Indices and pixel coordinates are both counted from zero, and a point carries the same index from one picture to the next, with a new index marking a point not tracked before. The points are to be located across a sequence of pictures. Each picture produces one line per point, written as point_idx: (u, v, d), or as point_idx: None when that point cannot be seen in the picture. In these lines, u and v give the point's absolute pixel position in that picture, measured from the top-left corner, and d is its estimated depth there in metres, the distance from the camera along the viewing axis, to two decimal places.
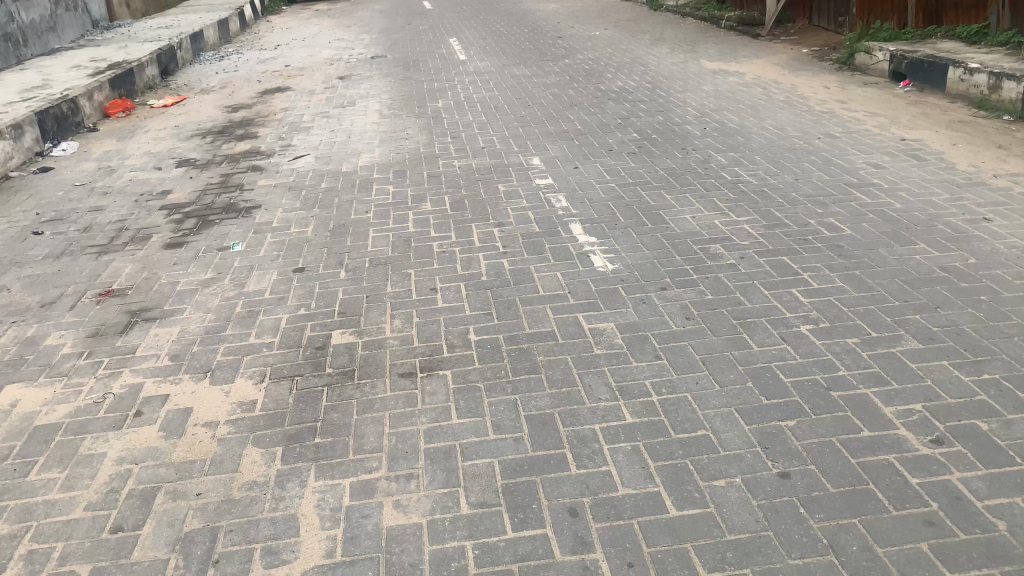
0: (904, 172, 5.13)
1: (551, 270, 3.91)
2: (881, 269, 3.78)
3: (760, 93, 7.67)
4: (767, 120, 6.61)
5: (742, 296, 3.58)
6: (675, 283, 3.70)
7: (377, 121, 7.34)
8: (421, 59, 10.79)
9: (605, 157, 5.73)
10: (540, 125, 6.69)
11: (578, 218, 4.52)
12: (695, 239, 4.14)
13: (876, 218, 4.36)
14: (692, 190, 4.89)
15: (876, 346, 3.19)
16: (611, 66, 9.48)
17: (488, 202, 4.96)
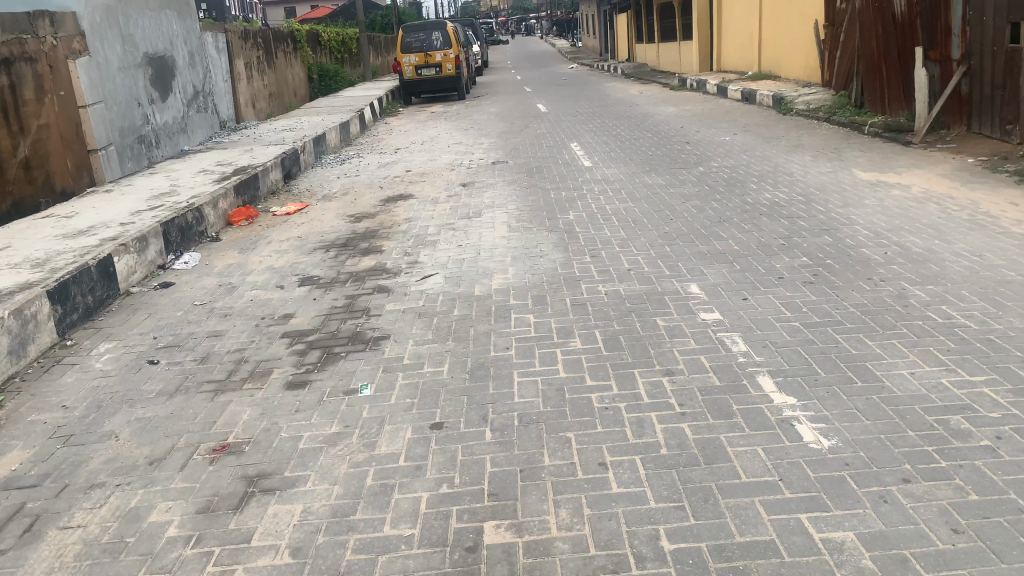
0: None
1: (749, 442, 3.18)
2: None
3: (936, 209, 7.22)
4: (957, 244, 5.99)
5: (1021, 500, 2.63)
6: (920, 475, 2.82)
7: (507, 235, 6.89)
8: (545, 165, 10.49)
9: (775, 286, 5.18)
10: (690, 245, 6.26)
11: (765, 367, 3.92)
12: (923, 403, 3.43)
13: None
14: (898, 335, 4.24)
15: None
16: (753, 178, 9.05)
17: (649, 340, 4.36)
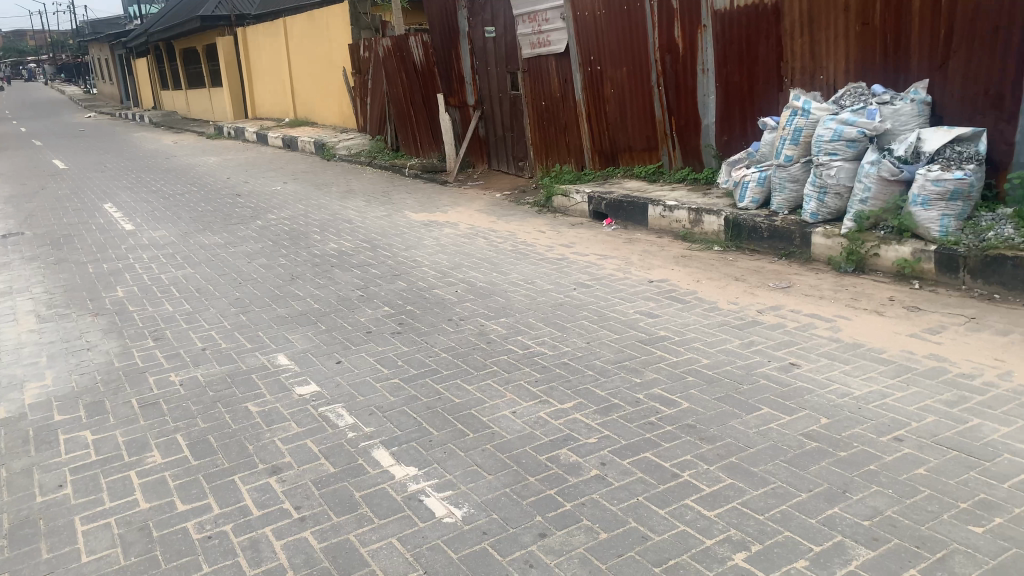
0: (676, 317, 5.17)
1: (382, 535, 2.89)
2: (755, 449, 3.30)
3: (484, 243, 7.82)
4: (511, 274, 6.53)
5: (641, 526, 2.83)
6: (553, 524, 2.88)
7: (35, 327, 5.58)
8: (73, 233, 8.94)
9: (365, 343, 4.98)
10: (266, 310, 5.77)
11: (377, 439, 3.66)
12: (532, 443, 3.52)
13: (698, 379, 4.08)
14: (490, 373, 4.36)
15: (831, 567, 2.54)
16: (314, 228, 8.86)
17: (243, 434, 3.78)
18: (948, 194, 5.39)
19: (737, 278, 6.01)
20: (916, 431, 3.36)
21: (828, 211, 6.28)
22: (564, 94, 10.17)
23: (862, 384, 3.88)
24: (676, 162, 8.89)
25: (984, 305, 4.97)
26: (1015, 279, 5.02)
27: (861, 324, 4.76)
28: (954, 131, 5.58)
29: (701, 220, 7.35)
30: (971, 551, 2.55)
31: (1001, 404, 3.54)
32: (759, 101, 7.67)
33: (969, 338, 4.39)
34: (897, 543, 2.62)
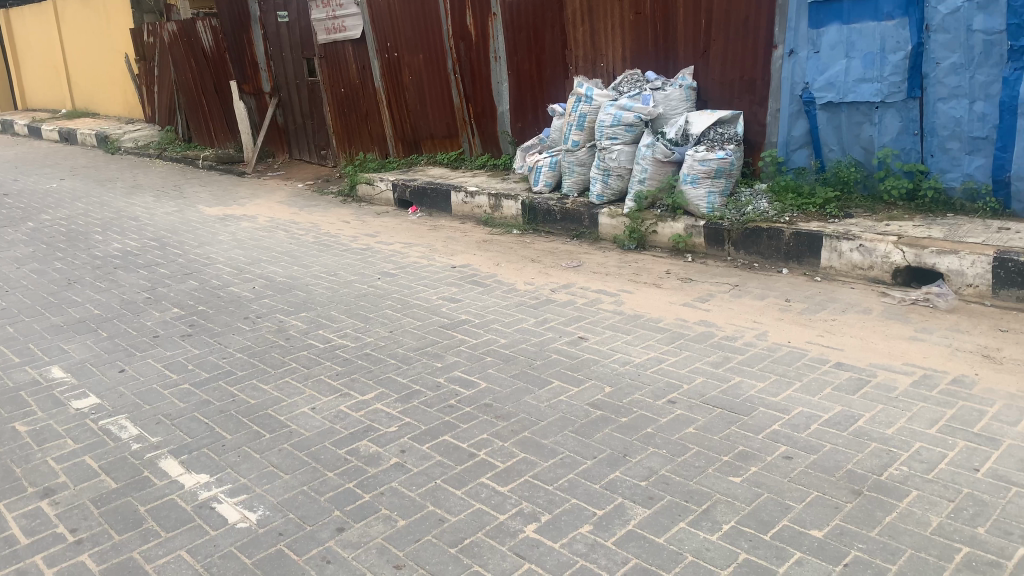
0: (476, 300, 5.29)
1: (169, 549, 2.74)
2: (546, 422, 3.47)
3: (284, 236, 7.56)
4: (313, 266, 6.37)
5: (438, 509, 2.89)
6: (351, 517, 2.87)
7: None
8: None
9: (153, 348, 4.67)
10: (37, 320, 5.24)
11: (165, 448, 3.46)
12: (331, 437, 3.48)
13: (495, 359, 4.22)
14: (288, 370, 4.25)
15: (612, 527, 2.73)
16: (95, 228, 8.14)
17: (9, 457, 3.43)
18: (714, 172, 5.93)
19: (534, 259, 6.24)
20: (686, 393, 3.69)
21: (613, 192, 6.69)
22: (363, 81, 10.06)
23: (642, 352, 4.19)
24: (476, 148, 9.04)
25: (746, 273, 5.51)
26: (769, 249, 5.59)
27: (645, 297, 5.12)
28: (716, 114, 6.23)
29: (500, 204, 7.56)
30: (729, 500, 2.84)
31: (757, 362, 3.97)
32: (548, 89, 7.98)
33: (732, 304, 4.87)
34: (669, 500, 2.86)
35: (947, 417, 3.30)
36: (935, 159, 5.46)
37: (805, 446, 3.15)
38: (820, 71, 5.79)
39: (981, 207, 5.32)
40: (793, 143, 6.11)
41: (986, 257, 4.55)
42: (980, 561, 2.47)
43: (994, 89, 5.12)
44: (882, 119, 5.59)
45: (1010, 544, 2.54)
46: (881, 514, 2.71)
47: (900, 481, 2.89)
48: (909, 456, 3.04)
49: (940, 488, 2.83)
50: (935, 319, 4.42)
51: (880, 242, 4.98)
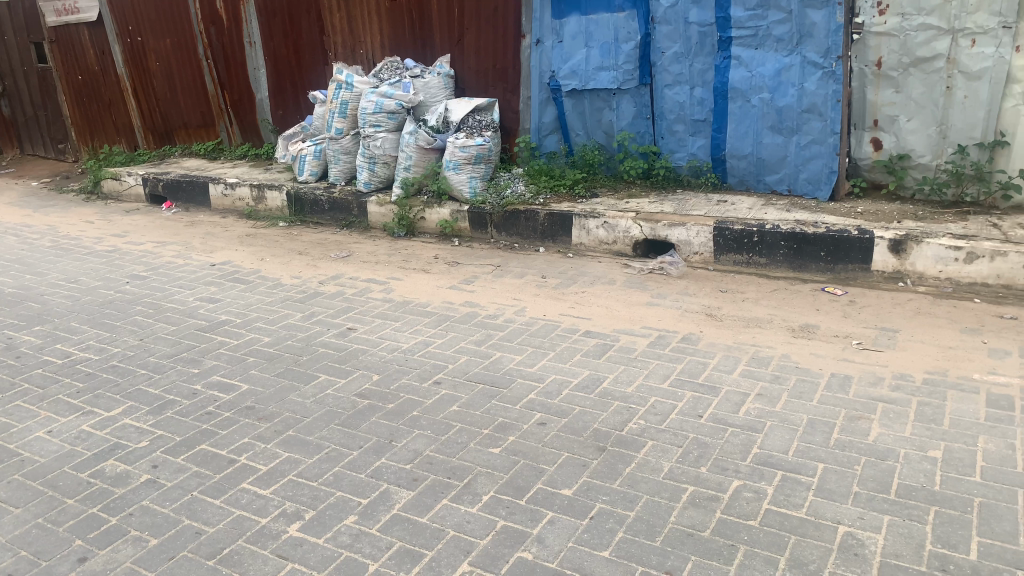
0: (237, 298, 5.06)
1: None
2: (312, 418, 3.42)
3: (13, 241, 6.75)
4: (48, 273, 5.75)
5: (194, 522, 2.76)
6: (95, 544, 2.66)
7: None
8: None
9: None
10: None
11: None
12: (72, 461, 3.19)
13: (258, 359, 4.08)
14: (18, 391, 3.82)
15: (377, 514, 2.76)
16: None
17: None
18: (473, 158, 6.12)
19: (300, 252, 6.07)
20: (451, 372, 3.81)
21: (379, 180, 6.68)
22: (103, 66, 9.20)
23: (409, 337, 4.25)
24: (236, 138, 8.60)
25: (508, 254, 5.79)
26: (527, 230, 5.93)
27: (413, 283, 5.18)
28: (473, 102, 6.42)
29: (264, 196, 7.27)
30: (489, 471, 2.98)
31: (517, 337, 4.20)
32: (308, 75, 7.77)
33: (494, 285, 5.08)
34: (431, 479, 2.94)
35: (677, 371, 3.80)
36: (665, 141, 6.10)
37: (557, 412, 3.41)
38: (565, 59, 6.23)
39: (704, 182, 6.02)
40: (544, 128, 6.57)
41: (708, 227, 5.22)
42: (702, 498, 2.84)
43: (709, 76, 5.77)
44: (619, 104, 6.14)
45: (726, 478, 2.96)
46: (622, 467, 3.01)
47: (638, 434, 3.25)
48: (647, 410, 3.44)
49: (670, 436, 3.24)
50: (668, 284, 5.01)
51: (621, 218, 5.51)
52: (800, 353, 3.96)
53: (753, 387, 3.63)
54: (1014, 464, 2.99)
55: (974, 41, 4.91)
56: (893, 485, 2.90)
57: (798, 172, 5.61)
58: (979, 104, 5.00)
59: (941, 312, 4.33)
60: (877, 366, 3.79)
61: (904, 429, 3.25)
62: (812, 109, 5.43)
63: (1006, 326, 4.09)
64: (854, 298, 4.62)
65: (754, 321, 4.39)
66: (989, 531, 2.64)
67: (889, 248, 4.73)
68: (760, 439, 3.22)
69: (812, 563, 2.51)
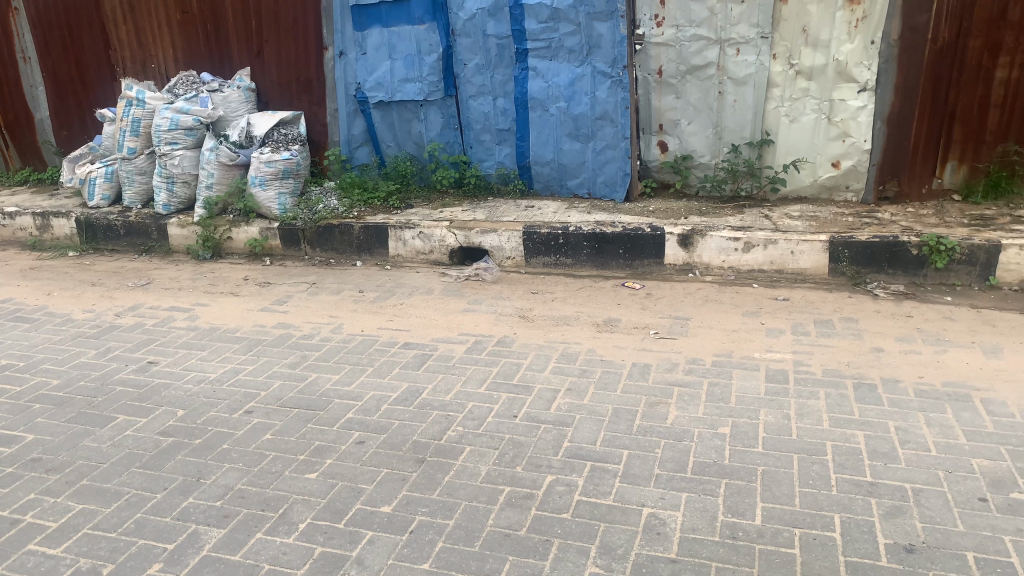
0: (20, 339, 4.61)
1: None
2: (109, 464, 3.19)
3: None
4: None
5: None
6: None
7: None
8: None
9: None
10: None
11: None
12: None
13: (45, 405, 3.73)
14: None
15: (185, 557, 2.62)
16: None
17: None
18: (280, 173, 5.96)
19: (92, 283, 5.63)
20: (264, 399, 3.68)
21: (179, 200, 6.33)
22: None
23: (218, 366, 4.06)
24: (14, 162, 7.84)
25: (322, 270, 5.67)
26: (341, 244, 5.85)
27: (220, 308, 4.95)
28: (277, 115, 6.29)
29: (49, 225, 6.67)
30: (305, 498, 2.92)
31: (333, 356, 4.13)
32: (93, 91, 7.22)
33: (307, 303, 4.97)
34: (244, 514, 2.84)
35: (492, 374, 3.91)
36: (474, 151, 6.26)
37: (376, 428, 3.40)
38: (369, 71, 6.21)
39: (512, 189, 6.24)
40: (354, 141, 6.51)
41: (517, 232, 5.40)
42: (518, 497, 2.94)
43: (509, 86, 5.96)
44: (427, 115, 6.23)
45: (540, 475, 3.08)
46: (440, 477, 3.05)
47: (456, 441, 3.31)
48: (464, 416, 3.50)
49: (487, 439, 3.32)
50: (483, 290, 5.13)
51: (434, 228, 5.58)
52: (605, 347, 4.19)
53: (563, 383, 3.80)
54: (789, 431, 3.33)
55: (738, 50, 5.43)
56: (689, 463, 3.15)
57: (596, 176, 5.96)
58: (747, 107, 5.53)
59: (727, 298, 4.74)
60: (673, 353, 4.10)
61: (697, 410, 3.53)
62: (605, 116, 5.75)
63: (781, 307, 4.56)
64: (651, 291, 4.95)
65: (563, 319, 4.60)
66: (771, 496, 2.93)
67: (679, 243, 5.12)
68: (571, 433, 3.38)
69: (620, 547, 2.67)
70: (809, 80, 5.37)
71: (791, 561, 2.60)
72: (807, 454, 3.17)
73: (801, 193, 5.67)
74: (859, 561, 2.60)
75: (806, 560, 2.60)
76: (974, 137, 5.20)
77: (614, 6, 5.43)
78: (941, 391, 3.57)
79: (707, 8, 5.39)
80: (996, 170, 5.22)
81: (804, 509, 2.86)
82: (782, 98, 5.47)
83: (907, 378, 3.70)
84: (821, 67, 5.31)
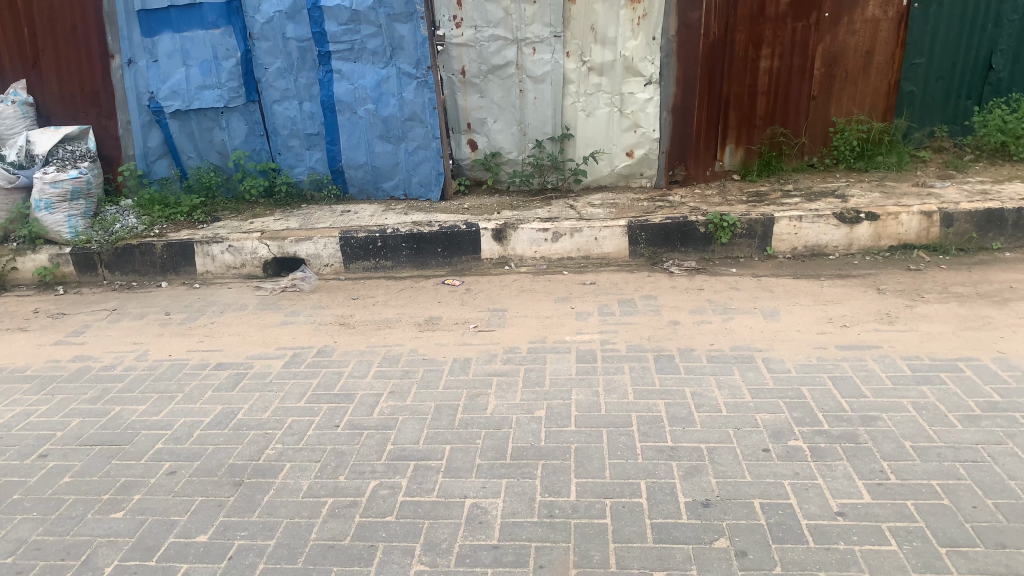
0: None
1: None
2: None
3: None
4: None
5: None
6: None
7: None
8: None
9: None
10: None
11: None
12: None
13: None
14: None
15: None
16: None
17: None
18: (69, 194, 5.53)
19: None
20: (61, 440, 3.43)
21: None
22: None
23: (5, 411, 3.73)
24: None
25: (124, 295, 5.33)
26: (144, 265, 5.52)
27: (6, 346, 4.53)
28: (60, 131, 5.78)
29: None
30: (112, 539, 2.76)
31: (139, 386, 3.91)
32: None
33: (108, 332, 4.66)
34: (40, 567, 2.64)
35: (312, 386, 3.85)
36: (282, 157, 6.10)
37: (188, 456, 3.26)
38: (162, 79, 5.87)
39: (326, 194, 6.15)
40: (151, 153, 6.13)
41: (332, 239, 5.34)
42: (341, 507, 2.94)
43: (314, 90, 5.85)
44: (228, 123, 5.99)
45: (363, 481, 3.09)
46: (259, 498, 2.99)
47: (275, 459, 3.24)
48: (283, 432, 3.44)
49: (308, 453, 3.29)
50: (300, 300, 5.03)
51: (245, 240, 5.40)
52: (426, 346, 4.25)
53: (385, 387, 3.83)
54: (599, 407, 3.55)
55: (534, 49, 5.64)
56: (508, 449, 3.28)
57: (410, 176, 6.00)
58: (546, 104, 5.77)
59: (540, 287, 4.95)
60: (491, 344, 4.23)
61: (515, 397, 3.67)
62: (413, 117, 5.80)
63: (590, 291, 4.82)
64: (469, 286, 5.07)
65: (383, 322, 4.61)
66: (584, 471, 3.11)
67: (493, 237, 5.27)
68: (393, 435, 3.41)
69: (443, 542, 2.74)
70: (601, 75, 5.68)
71: (603, 530, 2.78)
72: (614, 427, 3.39)
73: (602, 182, 6.01)
74: (663, 521, 2.83)
75: (617, 527, 2.79)
76: (747, 122, 5.83)
77: (413, 7, 5.51)
78: (729, 354, 3.94)
79: (502, 9, 5.55)
80: (766, 150, 5.91)
81: (614, 479, 3.07)
82: (578, 93, 5.75)
83: (700, 346, 4.04)
84: (610, 63, 5.64)
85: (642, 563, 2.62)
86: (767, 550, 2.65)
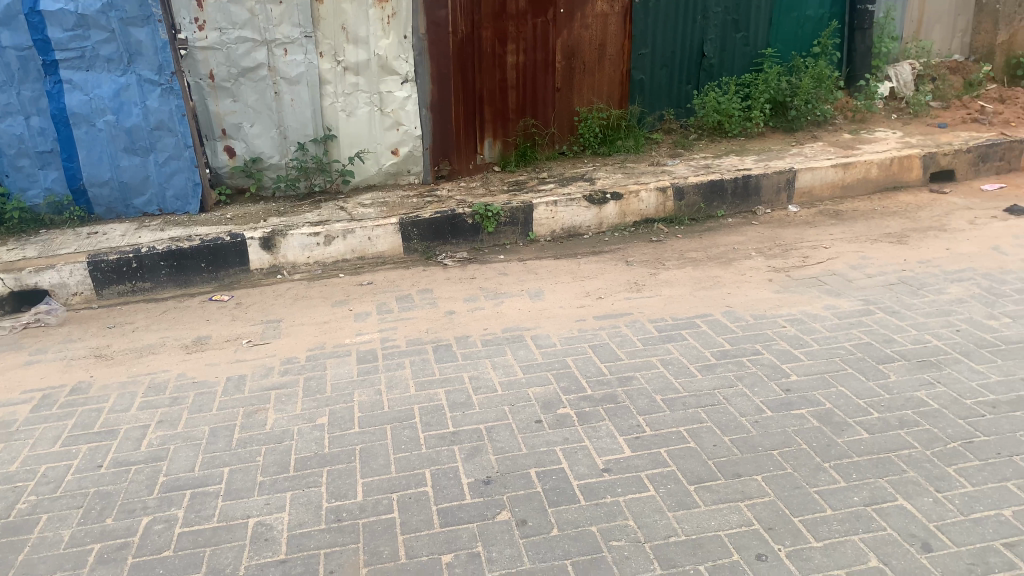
0: None
1: None
2: None
3: None
4: None
5: None
6: None
7: None
8: None
9: None
10: None
11: None
12: None
13: None
14: None
15: None
16: None
17: None
18: None
19: None
20: None
21: None
22: None
23: None
24: None
25: None
26: None
27: None
28: None
29: None
30: None
31: None
32: None
33: None
34: None
35: (69, 428, 3.55)
36: (11, 180, 5.43)
37: None
38: None
39: (68, 217, 5.58)
40: None
41: (79, 264, 4.91)
42: (111, 551, 2.76)
43: (42, 103, 5.28)
44: None
45: (134, 520, 2.92)
46: (12, 558, 2.73)
47: (29, 513, 2.97)
48: (36, 483, 3.15)
49: (67, 500, 3.04)
50: (47, 336, 4.59)
51: None
52: (196, 368, 4.07)
53: (153, 417, 3.62)
54: (381, 406, 3.60)
55: (285, 50, 5.53)
56: (291, 462, 3.24)
57: (163, 190, 5.65)
58: (304, 106, 5.67)
59: (315, 292, 4.89)
60: (267, 357, 4.13)
61: (295, 408, 3.63)
62: (160, 126, 5.47)
63: (365, 291, 4.84)
64: (240, 300, 4.89)
65: (146, 348, 4.34)
66: (369, 470, 3.16)
67: (262, 246, 5.13)
68: (166, 466, 3.25)
69: (228, 566, 2.68)
70: (357, 74, 5.70)
71: (391, 525, 2.85)
72: (397, 422, 3.47)
73: (369, 181, 6.02)
74: (449, 505, 2.94)
75: (404, 519, 2.87)
76: (501, 116, 6.16)
77: (148, 10, 5.18)
78: (501, 337, 4.15)
79: (246, 10, 5.38)
80: (521, 142, 6.28)
81: (399, 473, 3.14)
82: (336, 94, 5.71)
83: (474, 332, 4.21)
84: (365, 62, 5.67)
85: (431, 549, 2.72)
86: (544, 515, 2.85)
